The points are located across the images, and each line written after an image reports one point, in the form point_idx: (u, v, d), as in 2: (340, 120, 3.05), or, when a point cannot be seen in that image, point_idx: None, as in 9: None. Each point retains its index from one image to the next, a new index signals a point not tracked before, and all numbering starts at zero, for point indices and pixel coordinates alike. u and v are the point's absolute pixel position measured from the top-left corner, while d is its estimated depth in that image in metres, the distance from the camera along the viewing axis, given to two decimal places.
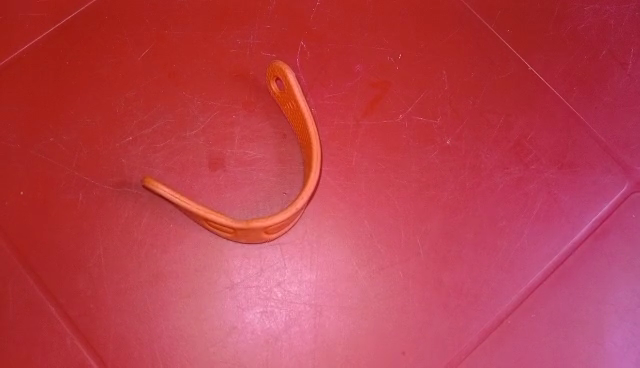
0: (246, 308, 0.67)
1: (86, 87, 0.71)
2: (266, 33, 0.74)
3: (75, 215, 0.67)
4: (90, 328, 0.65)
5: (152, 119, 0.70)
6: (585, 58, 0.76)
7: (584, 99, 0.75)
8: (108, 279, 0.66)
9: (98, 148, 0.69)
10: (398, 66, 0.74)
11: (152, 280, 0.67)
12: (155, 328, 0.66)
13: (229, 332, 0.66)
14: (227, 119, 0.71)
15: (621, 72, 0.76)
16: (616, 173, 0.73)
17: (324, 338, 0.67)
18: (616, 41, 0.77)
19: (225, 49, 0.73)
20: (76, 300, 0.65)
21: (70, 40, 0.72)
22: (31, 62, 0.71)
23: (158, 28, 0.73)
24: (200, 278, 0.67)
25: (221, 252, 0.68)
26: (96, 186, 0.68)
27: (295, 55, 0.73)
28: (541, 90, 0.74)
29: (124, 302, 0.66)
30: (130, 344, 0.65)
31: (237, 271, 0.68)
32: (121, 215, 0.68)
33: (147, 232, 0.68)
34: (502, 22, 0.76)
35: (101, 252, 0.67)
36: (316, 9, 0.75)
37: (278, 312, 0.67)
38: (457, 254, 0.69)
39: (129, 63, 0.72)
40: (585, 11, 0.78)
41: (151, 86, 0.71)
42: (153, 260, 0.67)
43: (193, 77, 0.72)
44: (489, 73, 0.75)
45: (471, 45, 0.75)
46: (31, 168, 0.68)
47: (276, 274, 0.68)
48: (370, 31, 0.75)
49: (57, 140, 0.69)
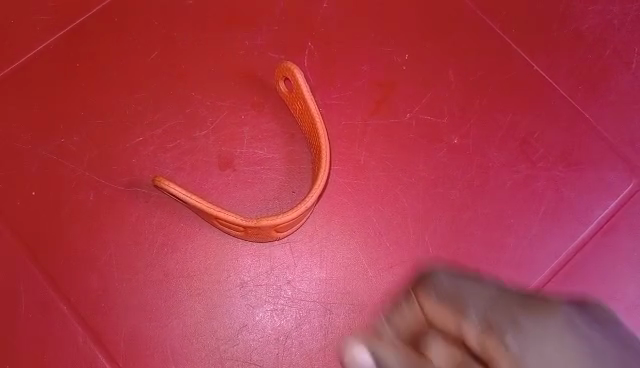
0: (256, 306, 0.68)
1: (96, 87, 0.72)
2: (273, 34, 0.74)
3: (86, 214, 0.68)
4: (103, 325, 0.66)
5: (162, 119, 0.71)
6: (591, 57, 0.76)
7: (589, 98, 0.75)
8: (120, 278, 0.67)
9: (109, 148, 0.70)
10: (406, 66, 0.74)
11: (164, 278, 0.68)
12: (166, 326, 0.67)
13: (240, 330, 0.68)
14: (236, 119, 0.72)
15: (627, 70, 0.76)
16: (622, 171, 0.73)
17: (334, 336, 0.68)
18: (621, 40, 0.77)
19: (234, 50, 0.74)
20: (88, 298, 0.67)
21: (80, 41, 0.72)
22: (41, 64, 0.71)
23: (167, 28, 0.74)
24: (211, 277, 0.68)
25: (230, 251, 0.69)
26: (107, 186, 0.69)
27: (301, 57, 0.74)
28: (547, 89, 0.75)
29: (136, 301, 0.67)
30: (142, 342, 0.66)
31: (247, 269, 0.69)
32: (132, 214, 0.69)
33: (159, 231, 0.69)
34: (509, 21, 0.77)
35: (113, 251, 0.68)
36: (323, 10, 0.75)
37: (288, 310, 0.68)
38: (466, 250, 0.71)
39: (138, 63, 0.73)
40: (588, 13, 0.77)
41: (161, 87, 0.72)
42: (164, 259, 0.68)
43: (202, 77, 0.73)
44: (495, 72, 0.75)
45: (477, 44, 0.76)
46: (43, 169, 0.69)
47: (286, 272, 0.69)
48: (378, 31, 0.75)
49: (68, 141, 0.70)
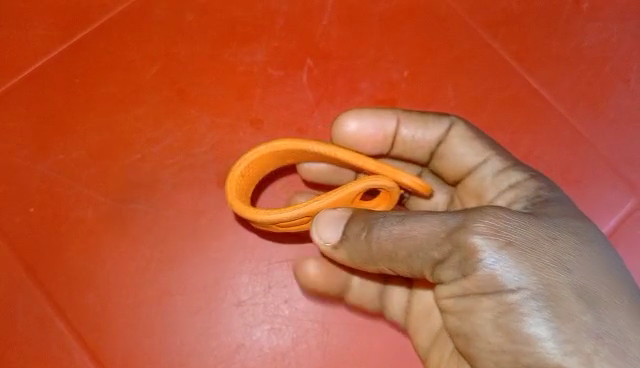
0: (254, 325, 0.68)
1: (94, 103, 0.72)
2: (273, 51, 0.74)
3: (84, 231, 0.68)
4: (99, 344, 0.66)
5: (160, 136, 0.71)
6: (590, 75, 0.76)
7: (588, 116, 0.75)
8: (116, 296, 0.67)
9: (108, 165, 0.70)
10: (405, 83, 0.74)
11: (161, 297, 0.68)
12: (163, 345, 0.67)
13: (237, 349, 0.68)
14: (235, 136, 0.71)
15: (625, 88, 0.76)
16: (620, 189, 0.74)
17: (332, 356, 0.68)
18: (621, 57, 0.77)
19: (231, 65, 0.73)
20: (85, 317, 0.67)
21: (78, 56, 0.72)
22: (39, 81, 0.72)
23: (166, 44, 0.73)
24: (210, 296, 0.69)
25: (228, 269, 0.69)
26: (105, 202, 0.69)
27: (301, 73, 0.74)
28: (546, 106, 0.75)
29: (133, 319, 0.67)
30: (139, 363, 0.66)
31: (244, 289, 0.69)
32: (130, 232, 0.69)
33: (157, 249, 0.69)
34: (509, 38, 0.76)
35: (110, 269, 0.68)
36: (322, 26, 0.75)
37: (286, 329, 0.69)
38: None
39: (136, 79, 0.72)
40: (588, 29, 0.77)
41: (159, 103, 0.72)
42: (162, 278, 0.68)
43: (200, 94, 0.72)
44: (495, 89, 0.75)
45: (477, 61, 0.76)
46: (41, 185, 0.69)
47: (283, 291, 0.69)
48: (377, 48, 0.75)
49: (66, 157, 0.70)
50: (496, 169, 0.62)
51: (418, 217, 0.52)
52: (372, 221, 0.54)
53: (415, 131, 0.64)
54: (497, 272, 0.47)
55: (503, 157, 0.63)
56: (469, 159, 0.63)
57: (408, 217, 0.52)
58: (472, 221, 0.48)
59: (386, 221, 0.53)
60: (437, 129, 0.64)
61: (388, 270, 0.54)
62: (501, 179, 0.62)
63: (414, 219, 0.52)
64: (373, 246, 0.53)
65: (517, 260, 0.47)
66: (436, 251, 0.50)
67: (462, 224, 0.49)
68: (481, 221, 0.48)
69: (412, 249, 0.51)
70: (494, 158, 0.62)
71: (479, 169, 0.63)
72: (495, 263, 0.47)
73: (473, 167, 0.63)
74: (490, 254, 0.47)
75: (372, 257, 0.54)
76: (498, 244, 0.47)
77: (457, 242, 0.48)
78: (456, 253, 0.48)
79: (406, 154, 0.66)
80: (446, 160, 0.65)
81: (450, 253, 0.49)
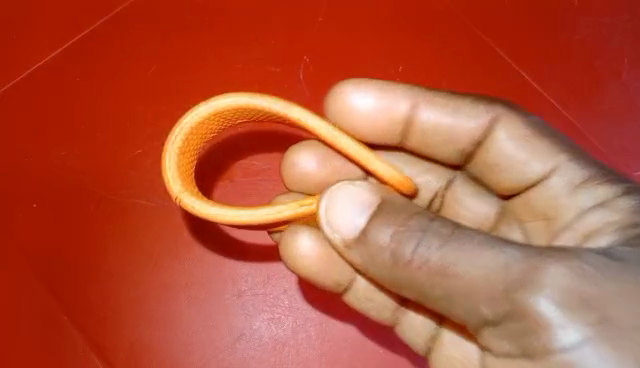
0: (253, 315, 0.70)
1: (95, 100, 0.73)
2: (269, 48, 0.76)
3: (87, 226, 0.70)
4: (103, 336, 0.67)
5: (160, 133, 0.73)
6: (581, 68, 0.77)
7: (579, 108, 0.77)
8: (119, 290, 0.69)
9: (109, 161, 0.72)
10: (399, 78, 0.76)
11: (162, 289, 0.69)
12: (165, 335, 0.68)
13: (238, 339, 0.69)
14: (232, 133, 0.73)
15: (616, 81, 0.77)
16: None
17: (331, 344, 0.70)
18: (610, 51, 0.78)
19: (229, 63, 0.75)
20: (88, 311, 0.68)
21: (79, 57, 0.74)
22: (40, 80, 0.73)
23: (166, 43, 0.75)
24: (210, 287, 0.70)
25: (228, 262, 0.71)
26: (107, 198, 0.71)
27: (297, 68, 0.75)
28: (537, 99, 0.76)
29: (138, 312, 0.68)
30: (142, 353, 0.67)
31: (244, 280, 0.71)
32: (132, 227, 0.70)
33: (157, 243, 0.70)
34: (501, 33, 0.78)
35: (113, 262, 0.69)
36: (317, 24, 0.76)
37: (285, 319, 0.71)
38: None
39: (136, 77, 0.74)
40: (579, 23, 0.79)
41: (159, 100, 0.74)
42: (163, 270, 0.70)
43: (198, 91, 0.74)
44: (487, 83, 0.77)
45: (469, 56, 0.77)
46: (44, 181, 0.70)
47: (283, 282, 0.72)
48: (371, 44, 0.76)
49: (68, 153, 0.72)
50: (570, 182, 0.58)
51: (478, 256, 0.46)
52: (403, 231, 0.48)
53: (440, 115, 0.61)
54: (571, 354, 0.42)
55: (576, 164, 0.58)
56: (534, 167, 0.59)
57: (455, 244, 0.47)
58: (538, 277, 0.44)
59: (426, 238, 0.47)
60: (479, 121, 0.61)
61: (418, 298, 0.49)
62: (580, 197, 0.57)
63: (469, 257, 0.46)
64: (403, 266, 0.48)
65: (605, 344, 0.42)
66: (490, 305, 0.45)
67: (524, 279, 0.44)
68: (549, 281, 0.43)
69: (464, 301, 0.46)
70: (567, 166, 0.58)
71: (547, 182, 0.59)
72: (572, 343, 0.42)
73: (539, 179, 0.59)
74: (568, 331, 0.42)
75: (400, 284, 0.49)
76: (568, 316, 0.42)
77: (519, 303, 0.44)
78: (519, 318, 0.44)
79: (427, 144, 0.63)
80: (494, 158, 0.61)
81: (512, 314, 0.44)
